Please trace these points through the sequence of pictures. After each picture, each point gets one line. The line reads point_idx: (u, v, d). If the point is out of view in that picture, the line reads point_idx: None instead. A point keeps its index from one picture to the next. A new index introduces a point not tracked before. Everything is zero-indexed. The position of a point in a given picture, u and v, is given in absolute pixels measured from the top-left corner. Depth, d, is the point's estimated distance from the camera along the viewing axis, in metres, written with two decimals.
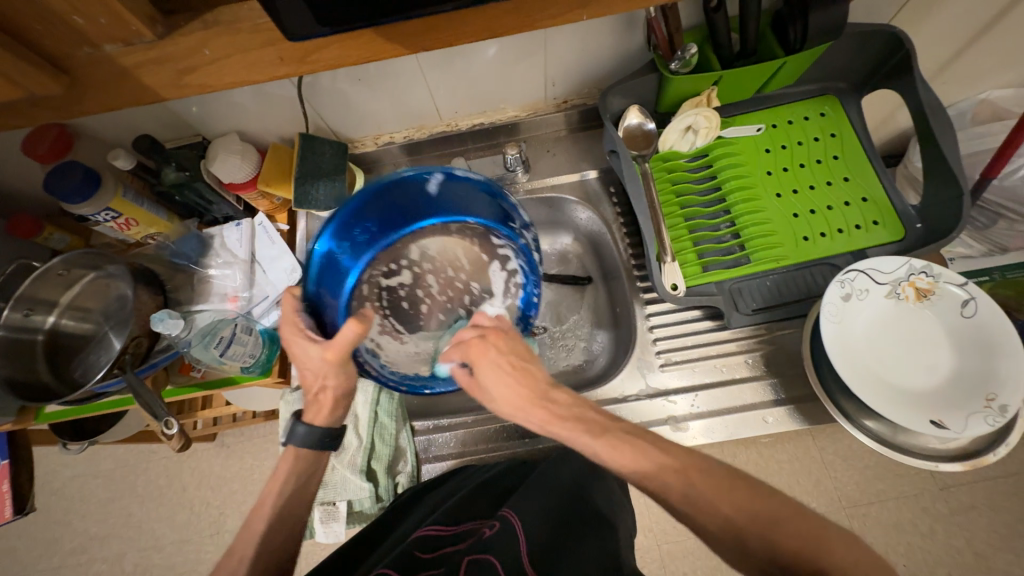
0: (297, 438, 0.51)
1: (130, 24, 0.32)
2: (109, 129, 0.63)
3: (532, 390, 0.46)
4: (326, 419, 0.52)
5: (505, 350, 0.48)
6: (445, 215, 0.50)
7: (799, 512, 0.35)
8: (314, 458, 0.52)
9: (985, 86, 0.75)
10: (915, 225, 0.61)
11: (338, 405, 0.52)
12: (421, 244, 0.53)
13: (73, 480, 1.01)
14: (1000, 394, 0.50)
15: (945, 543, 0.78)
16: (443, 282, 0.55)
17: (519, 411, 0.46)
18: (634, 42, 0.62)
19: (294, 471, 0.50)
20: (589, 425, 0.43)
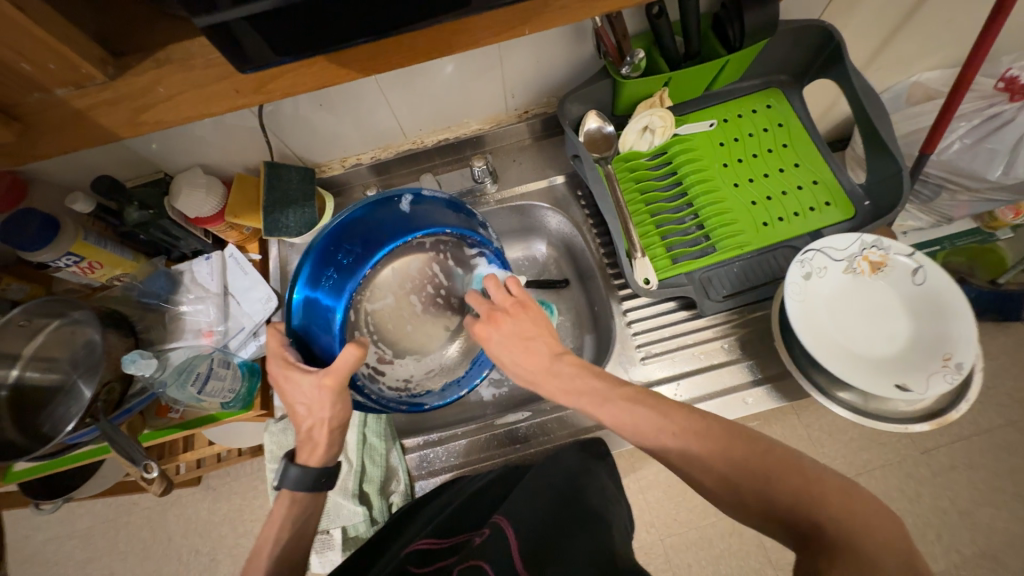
0: (290, 480, 0.49)
1: (79, 67, 0.32)
2: (64, 172, 0.62)
3: (540, 365, 0.47)
4: (322, 457, 0.50)
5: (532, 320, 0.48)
6: (421, 228, 0.57)
7: (791, 461, 0.38)
8: (311, 499, 0.50)
9: (914, 70, 0.81)
10: (863, 203, 0.65)
11: (334, 442, 0.50)
12: (399, 265, 0.56)
13: (48, 543, 0.95)
14: (955, 353, 0.53)
15: (931, 505, 0.81)
16: (425, 298, 0.56)
17: (531, 384, 0.48)
18: (585, 51, 0.65)
19: (291, 515, 0.49)
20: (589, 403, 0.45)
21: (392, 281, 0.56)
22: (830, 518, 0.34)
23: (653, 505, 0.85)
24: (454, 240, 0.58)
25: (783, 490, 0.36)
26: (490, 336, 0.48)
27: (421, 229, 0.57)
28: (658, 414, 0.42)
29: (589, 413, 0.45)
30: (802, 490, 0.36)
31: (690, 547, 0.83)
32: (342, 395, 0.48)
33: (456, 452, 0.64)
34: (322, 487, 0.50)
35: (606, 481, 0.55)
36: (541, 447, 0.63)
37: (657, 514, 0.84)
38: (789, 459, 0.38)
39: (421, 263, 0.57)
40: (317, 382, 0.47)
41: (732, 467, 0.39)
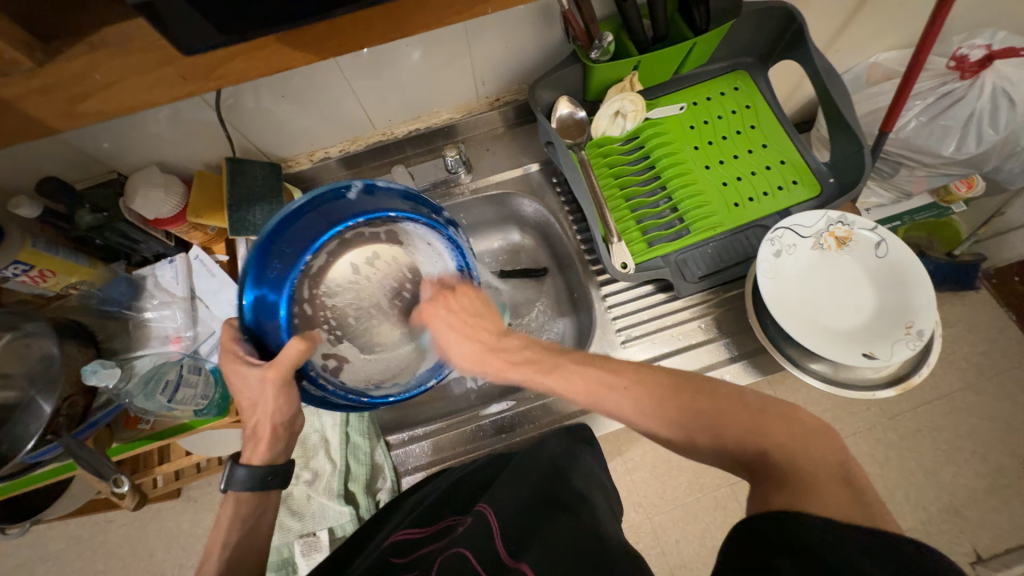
0: (238, 482, 0.48)
1: (3, 52, 0.30)
2: (8, 175, 0.58)
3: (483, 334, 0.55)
4: (266, 454, 0.50)
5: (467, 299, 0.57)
6: (361, 213, 0.56)
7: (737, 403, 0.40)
8: (258, 498, 0.50)
9: (872, 51, 0.83)
10: (828, 180, 0.67)
11: (277, 437, 0.51)
12: (350, 257, 0.56)
13: (19, 568, 0.91)
14: (916, 320, 0.56)
15: (900, 467, 0.84)
16: (389, 294, 0.58)
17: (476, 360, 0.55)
18: (553, 37, 0.64)
19: (237, 519, 0.48)
20: (539, 364, 0.50)
21: (345, 272, 0.56)
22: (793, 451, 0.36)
23: (640, 486, 0.86)
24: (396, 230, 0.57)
25: (732, 427, 0.38)
26: (435, 316, 0.56)
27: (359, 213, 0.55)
28: (607, 374, 0.45)
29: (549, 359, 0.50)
30: (750, 425, 0.38)
31: (677, 523, 0.85)
32: (286, 394, 0.48)
33: (439, 445, 0.64)
34: (267, 485, 0.50)
35: (593, 465, 0.56)
36: (526, 434, 0.64)
37: (643, 493, 0.86)
38: (731, 404, 0.40)
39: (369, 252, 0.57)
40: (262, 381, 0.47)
41: (687, 418, 0.40)
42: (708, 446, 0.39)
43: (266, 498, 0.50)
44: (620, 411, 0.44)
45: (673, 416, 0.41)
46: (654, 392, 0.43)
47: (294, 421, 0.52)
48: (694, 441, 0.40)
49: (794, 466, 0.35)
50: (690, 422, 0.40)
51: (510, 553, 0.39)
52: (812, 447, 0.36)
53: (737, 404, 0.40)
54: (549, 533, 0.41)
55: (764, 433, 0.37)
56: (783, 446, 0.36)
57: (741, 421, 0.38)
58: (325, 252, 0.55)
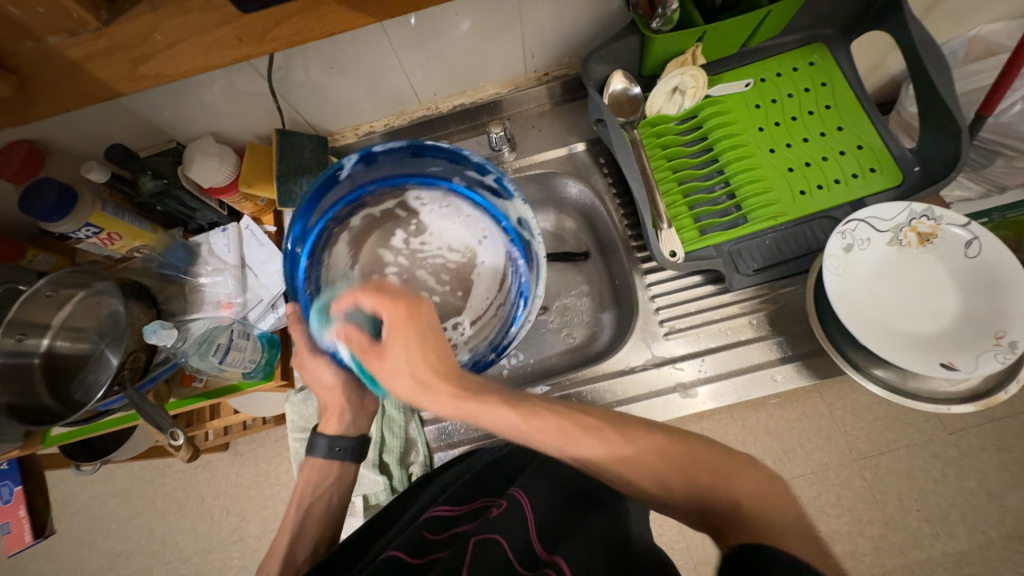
0: (318, 451, 0.57)
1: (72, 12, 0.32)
2: (81, 142, 0.61)
3: (439, 369, 0.45)
4: (340, 426, 0.58)
5: (428, 324, 0.46)
6: (348, 194, 0.61)
7: (722, 467, 0.39)
8: (327, 469, 0.57)
9: (976, 22, 0.73)
10: (913, 169, 0.60)
11: (341, 408, 0.58)
12: (370, 241, 0.61)
13: (92, 500, 1.01)
14: (1010, 330, 0.49)
15: (957, 485, 0.76)
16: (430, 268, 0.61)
17: (420, 394, 0.45)
18: (611, 5, 0.60)
19: (310, 483, 0.56)
20: (506, 398, 0.43)
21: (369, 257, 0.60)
22: (748, 485, 0.37)
23: None
24: (402, 193, 0.62)
25: (701, 472, 0.38)
26: (399, 340, 0.45)
27: (357, 193, 0.61)
28: (577, 414, 0.43)
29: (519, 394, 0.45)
30: (721, 473, 0.38)
31: None
32: (325, 359, 0.56)
33: (474, 424, 0.64)
34: (338, 456, 0.57)
35: None
36: None
37: None
38: (698, 451, 0.40)
39: (382, 230, 0.62)
40: (314, 356, 0.56)
41: (665, 461, 0.39)
42: (682, 498, 0.38)
43: (336, 470, 0.57)
44: (588, 452, 0.40)
45: (645, 462, 0.39)
46: (645, 427, 0.42)
47: (356, 393, 0.59)
48: (668, 488, 0.38)
49: (757, 515, 0.35)
50: (666, 468, 0.39)
51: (544, 545, 0.39)
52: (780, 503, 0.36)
53: (705, 454, 0.40)
54: (582, 536, 0.40)
55: (735, 481, 0.38)
56: (752, 498, 0.36)
57: (711, 466, 0.39)
58: (340, 242, 0.60)
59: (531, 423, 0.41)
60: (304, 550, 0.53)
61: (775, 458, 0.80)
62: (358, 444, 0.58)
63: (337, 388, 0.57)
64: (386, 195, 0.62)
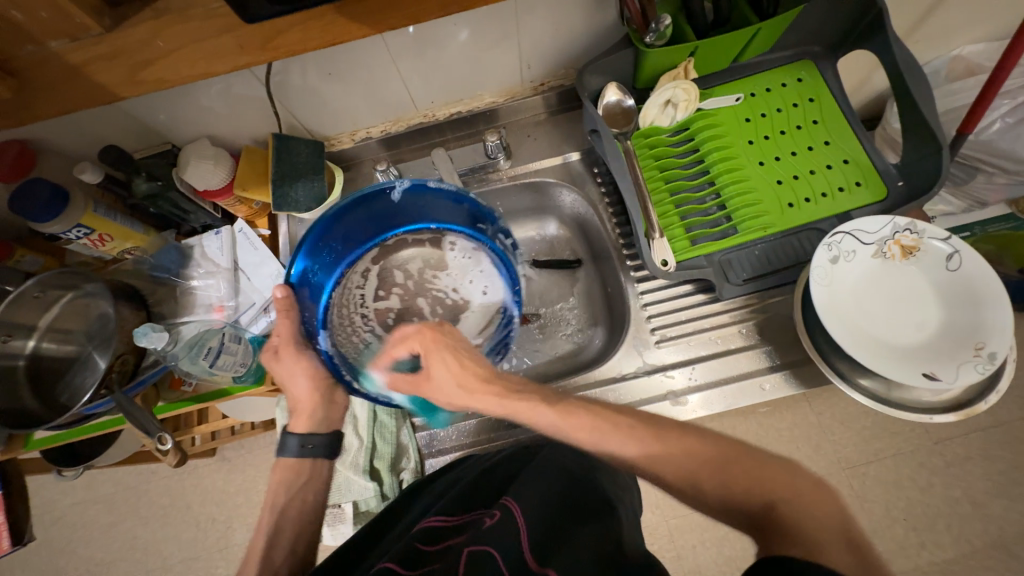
0: (288, 449, 0.55)
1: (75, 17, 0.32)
2: (75, 143, 0.61)
3: (482, 374, 0.51)
4: (310, 425, 0.56)
5: (455, 338, 0.53)
6: (383, 223, 0.63)
7: (755, 465, 0.39)
8: (300, 467, 0.55)
9: (957, 43, 0.76)
10: (897, 183, 0.62)
11: (318, 405, 0.56)
12: (393, 263, 0.65)
13: (73, 507, 0.99)
14: (989, 342, 0.51)
15: (943, 494, 0.77)
16: (431, 302, 0.65)
17: (473, 395, 0.50)
18: (606, 18, 0.62)
19: (282, 482, 0.54)
20: (545, 396, 0.48)
21: (387, 279, 0.64)
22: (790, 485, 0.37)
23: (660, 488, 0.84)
24: (434, 236, 0.64)
25: (740, 473, 0.39)
26: (437, 358, 0.52)
27: (393, 225, 0.63)
28: (610, 416, 0.44)
29: (554, 394, 0.48)
30: (756, 474, 0.38)
31: (695, 529, 0.82)
32: (308, 357, 0.56)
33: (466, 430, 0.64)
34: (310, 453, 0.56)
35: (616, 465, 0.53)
36: None
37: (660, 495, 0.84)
38: (743, 452, 0.40)
39: (402, 258, 0.65)
40: (298, 353, 0.56)
41: (700, 464, 0.40)
42: (715, 500, 0.38)
43: (310, 467, 0.56)
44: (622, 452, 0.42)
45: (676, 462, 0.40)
46: (678, 428, 0.43)
47: (331, 390, 0.58)
48: (699, 486, 0.39)
49: (795, 519, 0.34)
50: (694, 467, 0.40)
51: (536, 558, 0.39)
52: (819, 506, 0.35)
53: (737, 452, 0.40)
54: (575, 546, 0.40)
55: (771, 483, 0.37)
56: (792, 498, 0.36)
57: (741, 471, 0.39)
58: (363, 266, 0.63)
59: (569, 420, 0.45)
60: (282, 552, 0.50)
61: None
62: (330, 441, 0.56)
63: (311, 386, 0.56)
64: (421, 232, 0.64)
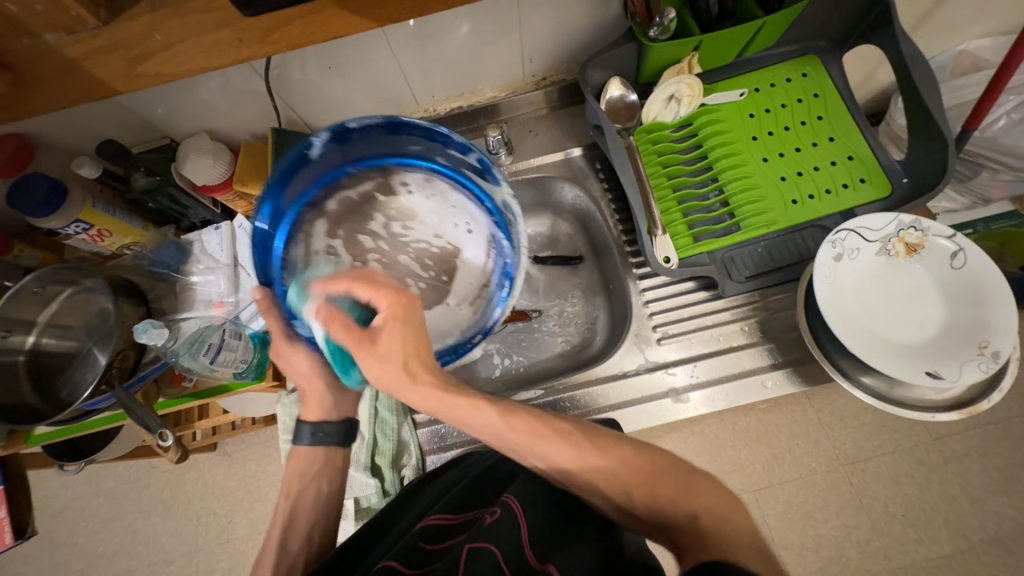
0: (303, 438, 0.56)
1: (72, 11, 0.32)
2: (72, 137, 0.61)
3: (429, 367, 0.44)
4: (320, 412, 0.56)
5: (422, 317, 0.44)
6: (326, 181, 0.57)
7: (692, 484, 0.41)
8: (315, 457, 0.55)
9: (964, 37, 0.75)
10: (901, 180, 0.61)
11: (323, 392, 0.56)
12: (347, 221, 0.58)
13: (75, 501, 0.99)
14: (992, 340, 0.51)
15: (941, 490, 0.78)
16: (416, 254, 0.59)
17: (399, 386, 0.43)
18: (609, 12, 0.61)
19: (297, 471, 0.55)
20: (495, 401, 0.45)
21: (345, 244, 0.57)
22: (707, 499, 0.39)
23: None
24: (384, 176, 0.59)
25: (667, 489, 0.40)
26: (392, 320, 0.43)
27: (337, 179, 0.57)
28: (551, 424, 0.43)
29: (508, 400, 0.46)
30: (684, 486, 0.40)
31: None
32: (302, 345, 0.55)
33: (468, 427, 0.63)
34: (322, 441, 0.56)
35: None
36: None
37: None
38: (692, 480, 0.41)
39: (359, 214, 0.58)
40: (291, 342, 0.55)
41: (634, 474, 0.41)
42: (639, 511, 0.40)
43: (322, 457, 0.56)
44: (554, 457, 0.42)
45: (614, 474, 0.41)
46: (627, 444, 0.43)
47: (338, 376, 0.57)
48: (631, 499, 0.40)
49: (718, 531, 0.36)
50: (632, 479, 0.40)
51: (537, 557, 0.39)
52: (726, 511, 0.38)
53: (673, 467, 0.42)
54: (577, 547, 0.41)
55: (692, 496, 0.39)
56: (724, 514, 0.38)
57: (673, 485, 0.40)
58: (318, 231, 0.56)
59: (510, 422, 0.43)
60: (297, 540, 0.52)
61: (764, 462, 0.81)
62: (342, 428, 0.57)
63: (314, 371, 0.55)
64: (365, 177, 0.58)
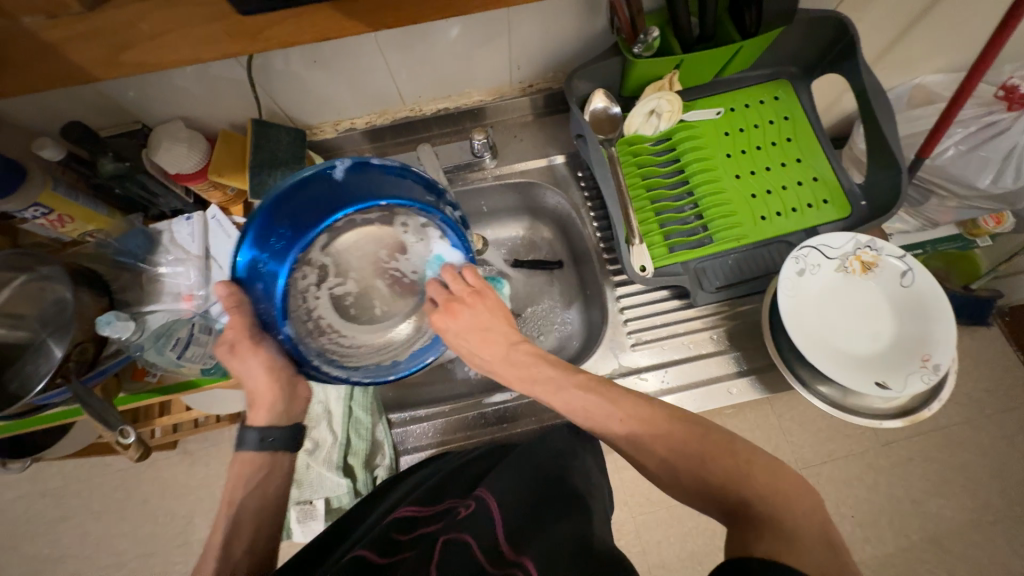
0: (247, 444, 0.51)
1: None
2: (34, 117, 0.57)
3: (499, 344, 0.53)
4: (270, 417, 0.52)
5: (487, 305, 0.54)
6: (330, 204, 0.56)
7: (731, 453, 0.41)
8: (263, 460, 0.52)
9: (920, 72, 0.80)
10: (860, 203, 0.66)
11: (277, 398, 0.53)
12: (343, 239, 0.57)
13: (18, 500, 0.93)
14: (934, 354, 0.55)
15: (887, 493, 0.83)
16: (392, 283, 0.58)
17: (491, 364, 0.54)
18: (596, 26, 0.63)
19: (242, 477, 0.50)
20: (547, 379, 0.50)
21: (338, 260, 0.56)
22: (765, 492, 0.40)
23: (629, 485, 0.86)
24: (386, 212, 0.57)
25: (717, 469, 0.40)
26: (453, 313, 0.53)
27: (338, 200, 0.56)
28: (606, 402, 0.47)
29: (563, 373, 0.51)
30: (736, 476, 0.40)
31: (660, 526, 0.84)
32: (263, 347, 0.52)
33: (441, 428, 0.64)
34: (270, 447, 0.52)
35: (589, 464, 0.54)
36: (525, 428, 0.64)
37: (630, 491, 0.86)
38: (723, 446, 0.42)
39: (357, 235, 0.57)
40: (252, 343, 0.51)
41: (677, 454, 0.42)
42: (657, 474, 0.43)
43: (270, 460, 0.52)
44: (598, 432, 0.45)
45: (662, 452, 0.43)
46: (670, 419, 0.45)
47: (290, 381, 0.54)
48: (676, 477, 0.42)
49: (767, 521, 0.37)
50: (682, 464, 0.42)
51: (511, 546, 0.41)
52: (745, 482, 0.40)
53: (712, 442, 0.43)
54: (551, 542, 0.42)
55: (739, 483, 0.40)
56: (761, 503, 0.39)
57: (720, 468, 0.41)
58: (315, 249, 0.56)
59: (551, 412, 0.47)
60: (242, 547, 0.47)
61: None
62: (291, 433, 0.53)
63: (269, 376, 0.52)
64: (372, 209, 0.57)
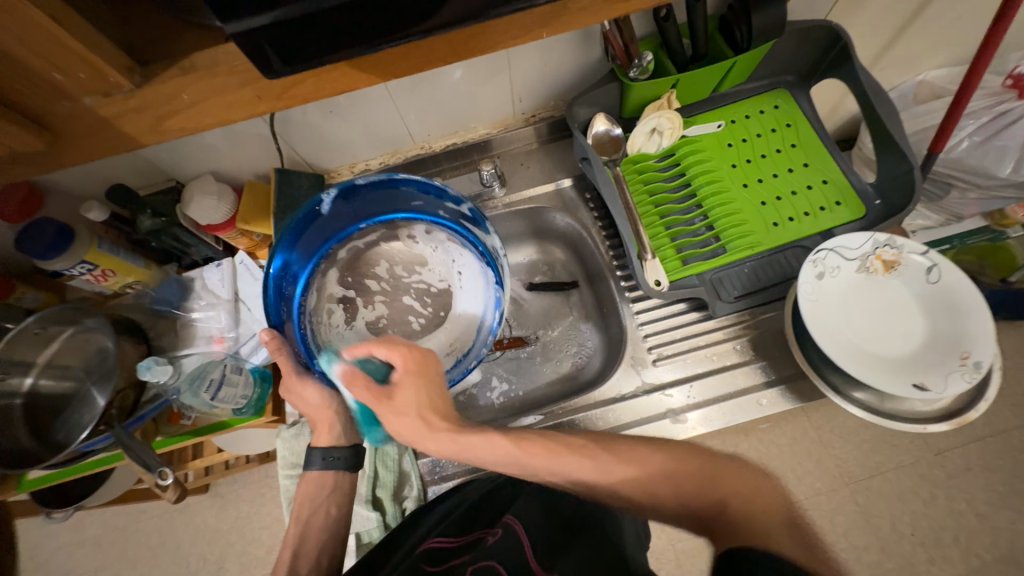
0: (313, 464, 0.55)
1: (110, 77, 0.35)
2: (80, 182, 0.63)
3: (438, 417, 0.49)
4: (331, 438, 0.56)
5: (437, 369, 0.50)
6: (336, 234, 0.62)
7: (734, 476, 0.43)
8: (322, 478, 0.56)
9: (922, 68, 0.80)
10: (875, 202, 0.65)
11: (334, 421, 0.56)
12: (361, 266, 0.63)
13: (59, 550, 0.95)
14: (973, 351, 0.53)
15: (946, 506, 0.77)
16: (417, 294, 0.63)
17: (419, 434, 0.49)
18: (593, 55, 0.66)
19: (309, 494, 0.55)
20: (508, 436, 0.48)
21: (361, 285, 0.62)
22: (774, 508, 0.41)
23: None
24: (391, 228, 0.63)
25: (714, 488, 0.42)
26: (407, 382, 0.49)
27: (345, 230, 0.62)
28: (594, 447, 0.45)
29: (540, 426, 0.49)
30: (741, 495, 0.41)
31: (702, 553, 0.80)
32: (312, 380, 0.56)
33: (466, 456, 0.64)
34: (332, 466, 0.56)
35: None
36: None
37: None
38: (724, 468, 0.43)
39: (367, 260, 0.63)
40: (301, 379, 0.56)
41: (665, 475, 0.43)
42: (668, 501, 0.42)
43: (333, 481, 0.56)
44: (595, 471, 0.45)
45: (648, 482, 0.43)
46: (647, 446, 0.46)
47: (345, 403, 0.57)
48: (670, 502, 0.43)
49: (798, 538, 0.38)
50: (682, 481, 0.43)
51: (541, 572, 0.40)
52: (757, 499, 0.41)
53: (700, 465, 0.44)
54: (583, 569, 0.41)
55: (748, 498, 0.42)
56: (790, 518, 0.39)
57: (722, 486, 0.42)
58: (332, 279, 0.62)
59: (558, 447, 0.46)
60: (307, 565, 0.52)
61: None
62: (353, 452, 0.57)
63: (323, 404, 0.56)
64: (372, 230, 0.63)
